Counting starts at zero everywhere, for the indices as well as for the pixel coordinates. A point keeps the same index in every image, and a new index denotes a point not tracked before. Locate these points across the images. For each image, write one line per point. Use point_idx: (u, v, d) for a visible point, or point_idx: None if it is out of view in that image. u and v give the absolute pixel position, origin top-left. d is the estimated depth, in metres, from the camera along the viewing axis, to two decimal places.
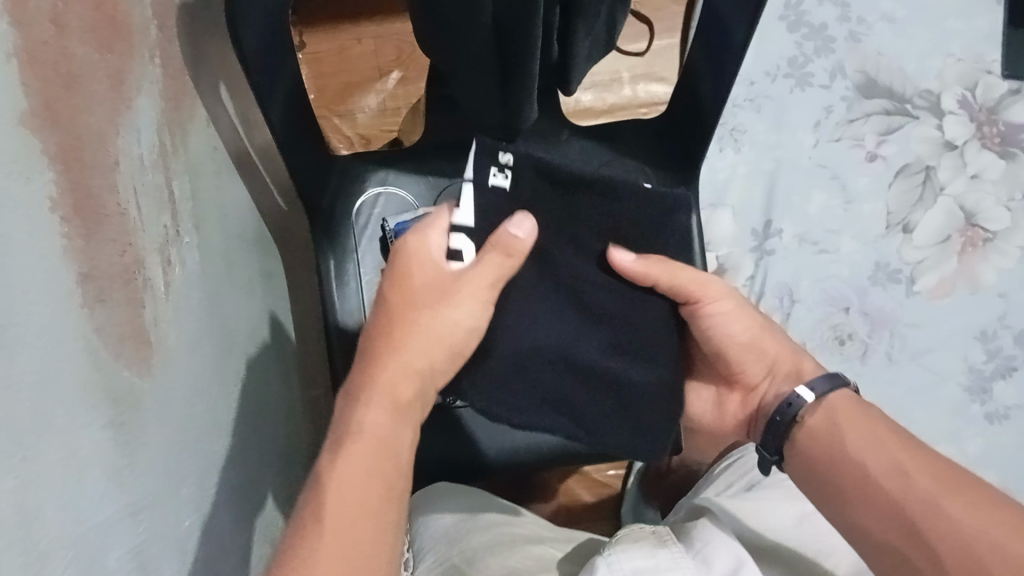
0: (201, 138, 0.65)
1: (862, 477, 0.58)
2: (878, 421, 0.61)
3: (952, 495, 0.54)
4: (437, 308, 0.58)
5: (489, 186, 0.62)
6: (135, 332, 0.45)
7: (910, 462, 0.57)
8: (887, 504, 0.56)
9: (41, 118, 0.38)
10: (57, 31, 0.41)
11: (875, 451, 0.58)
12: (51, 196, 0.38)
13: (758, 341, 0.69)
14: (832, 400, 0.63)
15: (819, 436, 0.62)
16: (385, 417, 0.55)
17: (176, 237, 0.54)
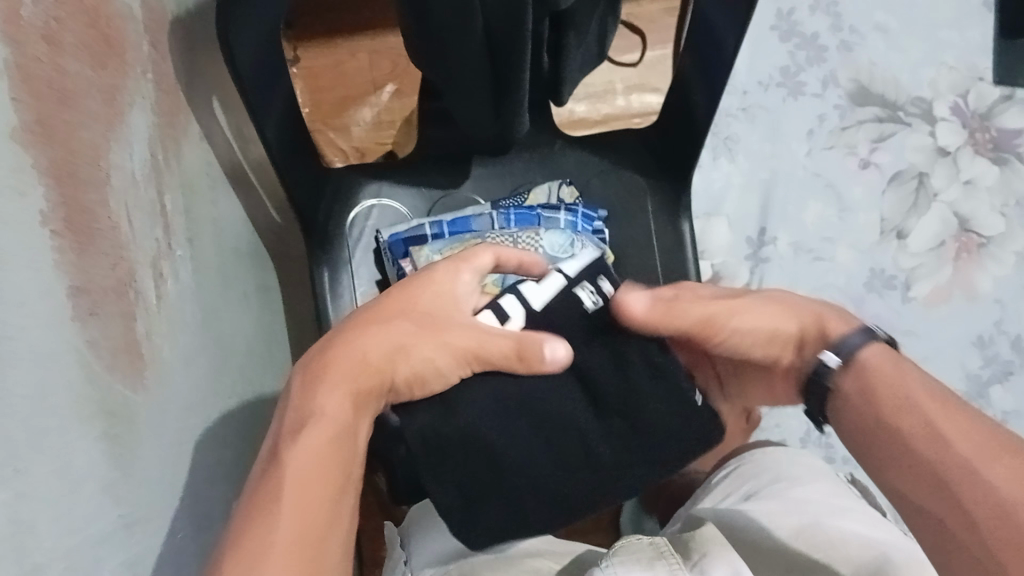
0: (195, 152, 0.65)
1: (902, 441, 0.55)
2: (913, 376, 0.57)
3: (987, 456, 0.51)
4: (424, 339, 0.59)
5: (572, 290, 0.64)
6: (128, 346, 0.45)
7: (944, 420, 0.53)
8: (918, 462, 0.53)
9: (34, 133, 0.38)
10: (50, 48, 0.41)
11: (906, 409, 0.55)
12: (43, 210, 0.38)
13: (779, 326, 0.63)
14: (865, 357, 0.59)
15: (855, 392, 0.59)
16: (341, 407, 0.55)
17: (169, 250, 0.54)
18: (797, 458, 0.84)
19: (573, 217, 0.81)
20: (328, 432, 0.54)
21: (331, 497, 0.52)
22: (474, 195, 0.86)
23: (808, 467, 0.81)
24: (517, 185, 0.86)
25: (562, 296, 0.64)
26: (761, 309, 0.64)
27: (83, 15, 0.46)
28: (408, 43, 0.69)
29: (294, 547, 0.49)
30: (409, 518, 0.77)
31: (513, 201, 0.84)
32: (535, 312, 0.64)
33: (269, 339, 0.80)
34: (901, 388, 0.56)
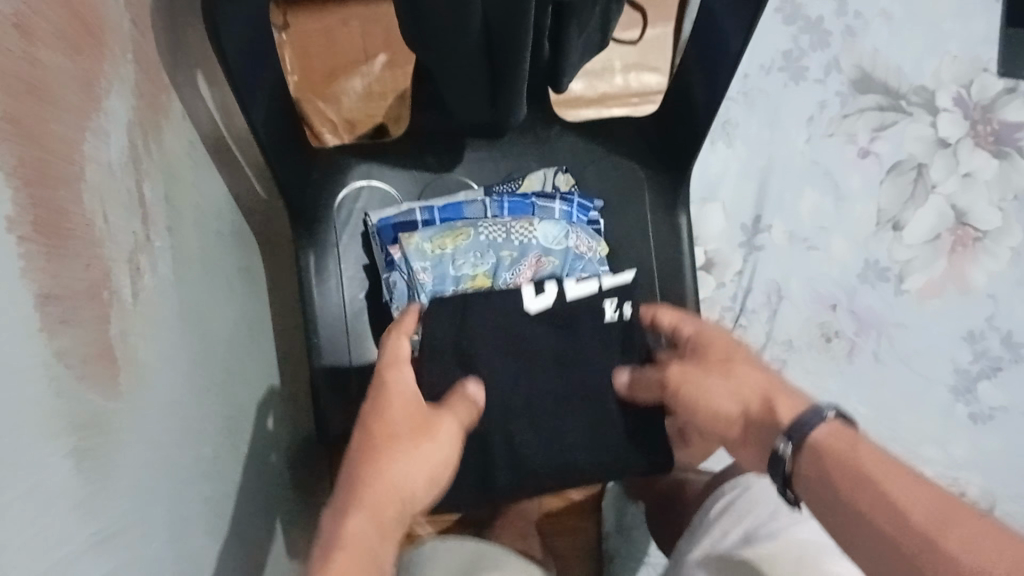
0: (177, 133, 0.63)
1: (857, 516, 0.54)
2: (867, 449, 0.57)
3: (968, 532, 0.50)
4: (425, 443, 0.64)
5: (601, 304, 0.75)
6: (103, 352, 0.43)
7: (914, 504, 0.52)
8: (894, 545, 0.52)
9: (4, 132, 0.36)
10: (20, 36, 0.38)
11: (873, 489, 0.54)
12: (10, 216, 0.36)
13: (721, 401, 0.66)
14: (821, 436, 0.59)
15: (824, 471, 0.57)
16: (363, 525, 0.57)
17: (147, 243, 0.52)
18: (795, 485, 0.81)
19: (568, 207, 0.80)
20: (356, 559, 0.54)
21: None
22: (465, 178, 0.83)
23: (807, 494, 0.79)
24: (510, 171, 0.84)
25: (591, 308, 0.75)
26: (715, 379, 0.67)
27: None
28: (404, 27, 0.66)
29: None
30: (399, 562, 0.77)
31: (506, 187, 0.82)
32: (568, 300, 0.74)
33: (252, 323, 0.78)
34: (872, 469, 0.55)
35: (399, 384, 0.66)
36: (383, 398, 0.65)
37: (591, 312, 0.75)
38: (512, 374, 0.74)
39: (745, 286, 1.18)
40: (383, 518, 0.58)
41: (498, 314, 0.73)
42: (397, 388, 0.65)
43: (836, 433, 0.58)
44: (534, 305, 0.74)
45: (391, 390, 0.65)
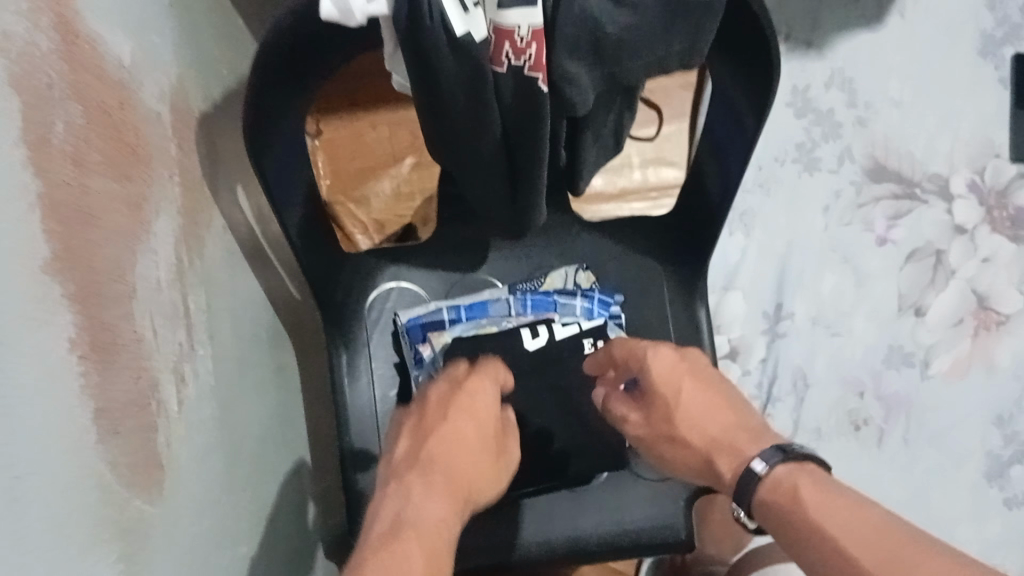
0: (219, 246, 0.67)
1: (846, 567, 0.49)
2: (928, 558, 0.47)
3: (870, 555, 0.48)
4: (481, 414, 0.63)
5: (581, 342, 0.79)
6: (146, 459, 0.45)
7: (848, 544, 0.49)
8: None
9: (60, 259, 0.39)
10: (82, 171, 0.43)
11: (817, 543, 0.51)
12: (69, 336, 0.39)
13: (712, 411, 0.63)
14: (775, 480, 0.56)
15: (777, 523, 0.55)
16: (446, 509, 0.55)
17: (189, 352, 0.55)
18: None
19: (590, 304, 0.83)
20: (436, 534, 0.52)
21: (430, 562, 0.50)
22: (491, 277, 0.87)
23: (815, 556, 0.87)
24: (534, 269, 0.87)
25: (581, 358, 0.79)
26: (708, 399, 0.64)
27: (111, 131, 0.47)
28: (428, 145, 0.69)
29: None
30: None
31: (529, 286, 0.85)
32: (555, 341, 0.79)
33: (285, 422, 0.80)
34: (818, 516, 0.52)
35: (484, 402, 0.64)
36: (469, 403, 0.64)
37: (578, 353, 0.79)
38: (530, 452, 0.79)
39: (770, 374, 1.19)
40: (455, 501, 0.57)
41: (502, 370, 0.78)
42: (480, 402, 0.64)
43: (794, 474, 0.55)
44: (531, 347, 0.79)
45: (471, 404, 0.64)
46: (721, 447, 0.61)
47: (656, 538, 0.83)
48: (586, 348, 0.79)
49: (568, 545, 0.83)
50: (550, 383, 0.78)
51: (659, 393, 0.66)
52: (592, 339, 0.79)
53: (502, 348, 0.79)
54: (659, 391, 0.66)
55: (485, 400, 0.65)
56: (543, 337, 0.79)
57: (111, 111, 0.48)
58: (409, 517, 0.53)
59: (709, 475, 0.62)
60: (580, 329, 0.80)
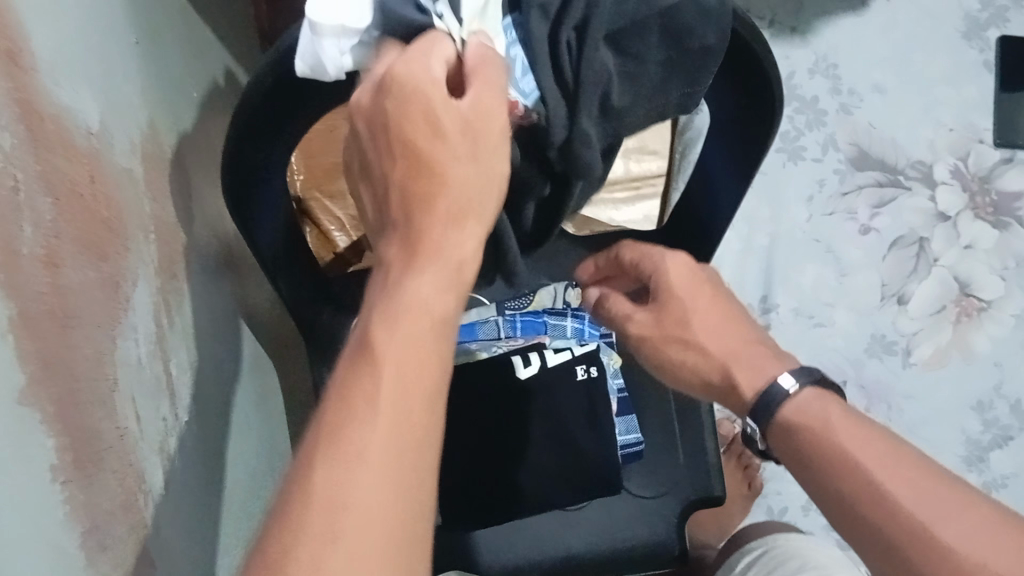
0: (196, 288, 0.64)
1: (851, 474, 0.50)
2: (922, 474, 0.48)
3: (916, 498, 0.47)
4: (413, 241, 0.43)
5: (574, 368, 0.79)
6: (135, 561, 0.43)
7: (888, 481, 0.48)
8: (880, 538, 0.48)
9: (38, 380, 0.36)
10: (55, 270, 0.40)
11: (849, 469, 0.50)
12: (52, 461, 0.36)
13: (726, 322, 0.59)
14: (801, 403, 0.54)
15: (798, 447, 0.53)
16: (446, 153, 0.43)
17: (174, 422, 0.53)
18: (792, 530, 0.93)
19: (580, 324, 0.83)
20: (460, 193, 0.43)
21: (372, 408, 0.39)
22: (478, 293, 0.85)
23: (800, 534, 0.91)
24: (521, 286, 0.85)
25: (574, 385, 0.79)
26: (714, 310, 0.59)
27: (84, 212, 0.44)
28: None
29: (391, 392, 0.38)
30: None
31: (517, 303, 0.83)
32: (548, 367, 0.79)
33: (269, 451, 0.78)
34: (853, 447, 0.50)
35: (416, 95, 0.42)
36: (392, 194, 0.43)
37: (569, 378, 0.79)
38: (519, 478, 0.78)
39: None
40: (463, 221, 0.43)
41: (498, 399, 0.78)
42: (410, 64, 0.43)
43: (824, 398, 0.53)
44: (524, 375, 0.78)
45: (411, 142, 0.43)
46: (738, 356, 0.58)
47: (652, 553, 0.83)
48: (579, 373, 0.79)
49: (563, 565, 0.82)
50: (537, 411, 0.78)
51: (674, 297, 0.60)
52: (584, 364, 0.79)
53: (493, 379, 0.78)
54: (670, 293, 0.60)
55: (427, 56, 0.43)
56: (536, 363, 0.79)
57: (81, 189, 0.45)
58: (387, 304, 0.41)
59: (723, 389, 0.58)
60: (573, 355, 0.80)
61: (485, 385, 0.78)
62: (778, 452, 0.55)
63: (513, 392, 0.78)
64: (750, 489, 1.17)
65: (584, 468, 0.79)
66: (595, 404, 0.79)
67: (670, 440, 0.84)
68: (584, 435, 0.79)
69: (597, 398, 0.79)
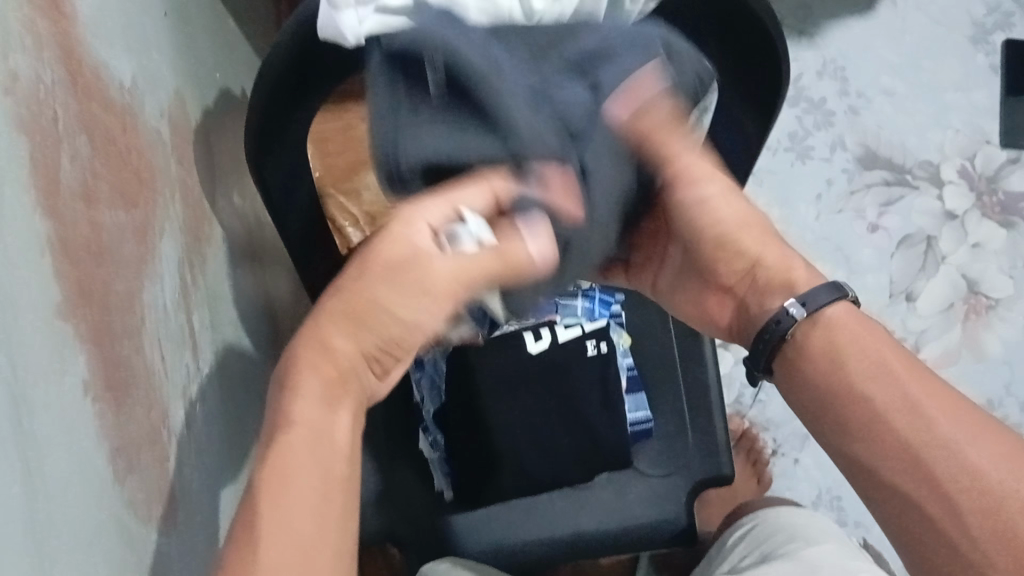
0: (219, 257, 0.66)
1: (870, 392, 0.49)
2: (940, 393, 0.48)
3: (949, 419, 0.47)
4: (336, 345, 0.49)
5: (582, 344, 0.80)
6: (162, 491, 0.45)
7: (928, 402, 0.48)
8: (902, 451, 0.47)
9: (74, 300, 0.38)
10: (91, 207, 0.42)
11: (882, 380, 0.49)
12: (86, 378, 0.38)
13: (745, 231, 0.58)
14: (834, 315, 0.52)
15: (805, 364, 0.53)
16: (395, 304, 0.48)
17: (197, 373, 0.55)
18: (810, 520, 0.95)
19: (591, 303, 0.84)
20: (367, 343, 0.49)
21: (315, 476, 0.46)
22: None
23: (817, 527, 0.92)
24: None
25: (584, 361, 0.80)
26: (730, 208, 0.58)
27: (116, 160, 0.47)
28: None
29: (276, 510, 0.44)
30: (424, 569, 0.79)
31: None
32: (560, 343, 0.80)
33: None
34: (888, 364, 0.49)
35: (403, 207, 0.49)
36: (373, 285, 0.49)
37: (578, 354, 0.80)
38: (529, 452, 0.80)
39: None
40: (371, 343, 0.49)
41: (511, 375, 0.79)
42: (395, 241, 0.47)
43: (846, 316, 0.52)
44: (534, 351, 0.80)
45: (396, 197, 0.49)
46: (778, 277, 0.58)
47: (658, 535, 0.83)
48: (589, 352, 0.81)
49: (569, 541, 0.83)
50: (547, 386, 0.80)
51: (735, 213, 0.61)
52: (593, 339, 0.81)
53: (503, 352, 0.79)
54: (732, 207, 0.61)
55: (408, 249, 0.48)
56: (546, 340, 0.80)
57: (115, 138, 0.47)
58: (281, 433, 0.47)
59: (778, 265, 0.56)
60: (583, 331, 0.81)
61: (499, 358, 0.79)
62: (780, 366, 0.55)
63: (523, 367, 0.80)
64: (759, 484, 1.18)
65: (593, 442, 0.80)
66: (600, 379, 0.81)
67: (678, 422, 0.86)
68: (595, 410, 0.80)
69: (605, 374, 0.81)
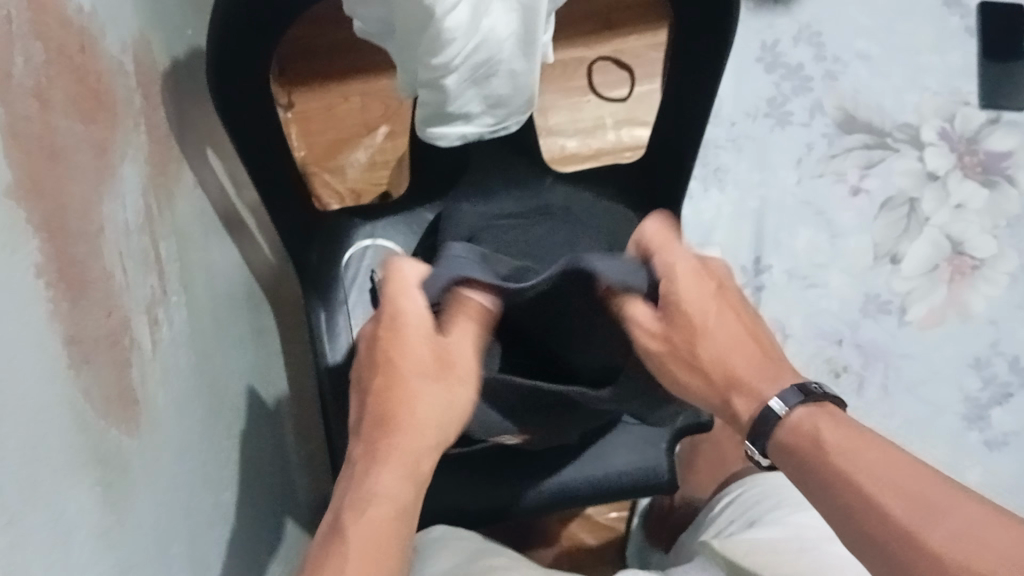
0: (188, 200, 0.67)
1: (853, 494, 0.54)
2: (901, 479, 0.53)
3: (901, 503, 0.52)
4: (407, 425, 0.57)
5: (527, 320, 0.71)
6: (121, 393, 0.46)
7: (878, 491, 0.53)
8: (878, 535, 0.52)
9: (25, 188, 0.39)
10: (43, 107, 0.43)
11: (862, 471, 0.54)
12: (36, 263, 0.39)
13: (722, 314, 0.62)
14: (796, 421, 0.58)
15: (798, 464, 0.58)
16: (446, 400, 0.58)
17: (162, 297, 0.55)
18: (795, 485, 0.88)
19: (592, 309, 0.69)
20: (422, 436, 0.57)
21: (388, 531, 0.54)
22: None
23: (806, 493, 0.85)
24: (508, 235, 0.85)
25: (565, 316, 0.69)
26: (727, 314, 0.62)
27: (73, 75, 0.48)
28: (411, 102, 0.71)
29: (361, 562, 0.52)
30: (413, 543, 0.79)
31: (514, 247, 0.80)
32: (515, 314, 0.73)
33: (263, 382, 0.80)
34: (844, 461, 0.55)
35: (410, 329, 0.59)
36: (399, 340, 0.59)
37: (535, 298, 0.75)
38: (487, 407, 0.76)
39: None
40: (424, 431, 0.57)
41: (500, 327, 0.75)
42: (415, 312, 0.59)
43: (816, 419, 0.58)
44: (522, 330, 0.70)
45: (399, 328, 0.59)
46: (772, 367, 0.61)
47: (643, 481, 0.85)
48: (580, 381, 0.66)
49: (570, 492, 0.84)
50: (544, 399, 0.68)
51: (692, 314, 0.60)
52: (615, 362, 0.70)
53: None
54: (688, 312, 0.60)
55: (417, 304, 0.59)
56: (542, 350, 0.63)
57: (72, 54, 0.48)
58: (369, 503, 0.54)
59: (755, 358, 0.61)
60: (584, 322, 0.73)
61: None
62: (779, 463, 0.60)
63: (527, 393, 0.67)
64: None
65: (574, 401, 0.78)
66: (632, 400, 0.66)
67: None
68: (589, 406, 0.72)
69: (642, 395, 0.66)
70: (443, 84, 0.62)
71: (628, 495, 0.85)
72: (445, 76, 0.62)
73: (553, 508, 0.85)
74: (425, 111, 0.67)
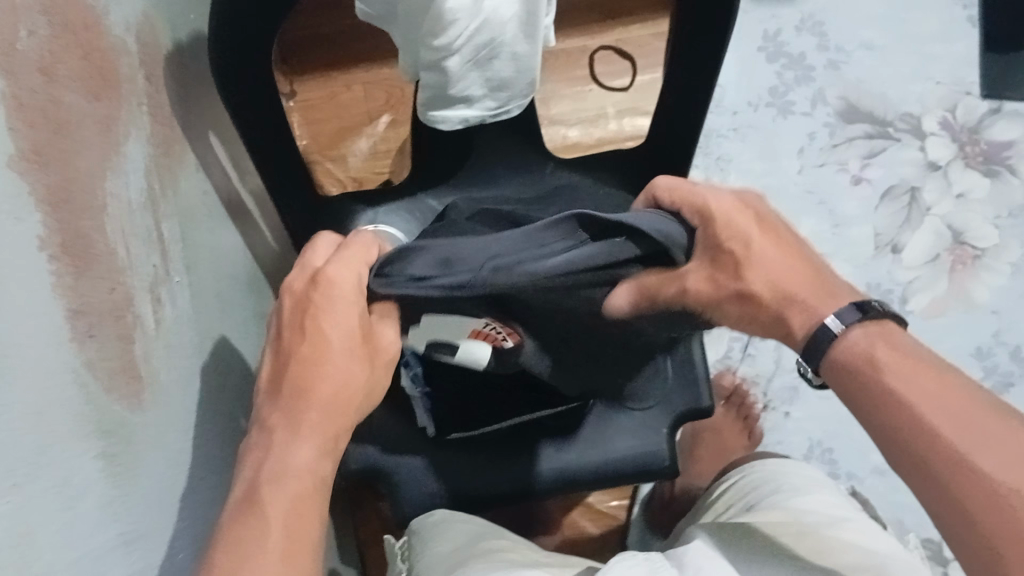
0: (191, 182, 0.67)
1: (907, 419, 0.49)
2: (962, 404, 0.48)
3: (952, 424, 0.48)
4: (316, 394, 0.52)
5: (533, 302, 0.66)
6: (126, 367, 0.46)
7: (932, 414, 0.48)
8: (929, 464, 0.47)
9: (30, 160, 0.40)
10: (48, 81, 0.43)
11: (919, 396, 0.49)
12: (40, 235, 0.39)
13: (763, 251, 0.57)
14: (849, 343, 0.53)
15: (847, 384, 0.53)
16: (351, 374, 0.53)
17: (165, 276, 0.55)
18: (796, 470, 0.88)
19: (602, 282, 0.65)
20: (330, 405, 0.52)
21: (303, 506, 0.49)
22: None
23: (805, 475, 0.86)
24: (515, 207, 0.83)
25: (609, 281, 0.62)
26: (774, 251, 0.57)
27: (77, 52, 0.48)
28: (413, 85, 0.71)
29: (287, 530, 0.48)
30: (415, 528, 0.79)
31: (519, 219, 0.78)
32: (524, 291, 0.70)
33: None
34: (896, 381, 0.50)
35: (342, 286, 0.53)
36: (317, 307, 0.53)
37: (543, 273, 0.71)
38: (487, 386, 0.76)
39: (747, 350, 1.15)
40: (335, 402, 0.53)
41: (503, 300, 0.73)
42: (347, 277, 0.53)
43: (872, 342, 0.52)
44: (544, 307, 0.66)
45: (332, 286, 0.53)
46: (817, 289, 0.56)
47: (645, 464, 0.85)
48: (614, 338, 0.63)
49: (575, 473, 0.84)
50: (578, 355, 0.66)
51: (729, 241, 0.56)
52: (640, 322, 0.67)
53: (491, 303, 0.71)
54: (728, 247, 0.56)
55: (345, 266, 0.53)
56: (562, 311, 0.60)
57: (77, 31, 0.48)
58: (278, 477, 0.50)
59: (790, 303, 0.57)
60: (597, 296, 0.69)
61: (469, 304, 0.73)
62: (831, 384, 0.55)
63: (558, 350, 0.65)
64: (750, 439, 1.10)
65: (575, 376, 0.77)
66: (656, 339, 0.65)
67: None
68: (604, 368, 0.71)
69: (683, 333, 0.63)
70: (445, 65, 0.62)
71: (632, 476, 0.86)
72: (447, 57, 0.62)
73: (559, 491, 0.85)
74: (427, 93, 0.67)
